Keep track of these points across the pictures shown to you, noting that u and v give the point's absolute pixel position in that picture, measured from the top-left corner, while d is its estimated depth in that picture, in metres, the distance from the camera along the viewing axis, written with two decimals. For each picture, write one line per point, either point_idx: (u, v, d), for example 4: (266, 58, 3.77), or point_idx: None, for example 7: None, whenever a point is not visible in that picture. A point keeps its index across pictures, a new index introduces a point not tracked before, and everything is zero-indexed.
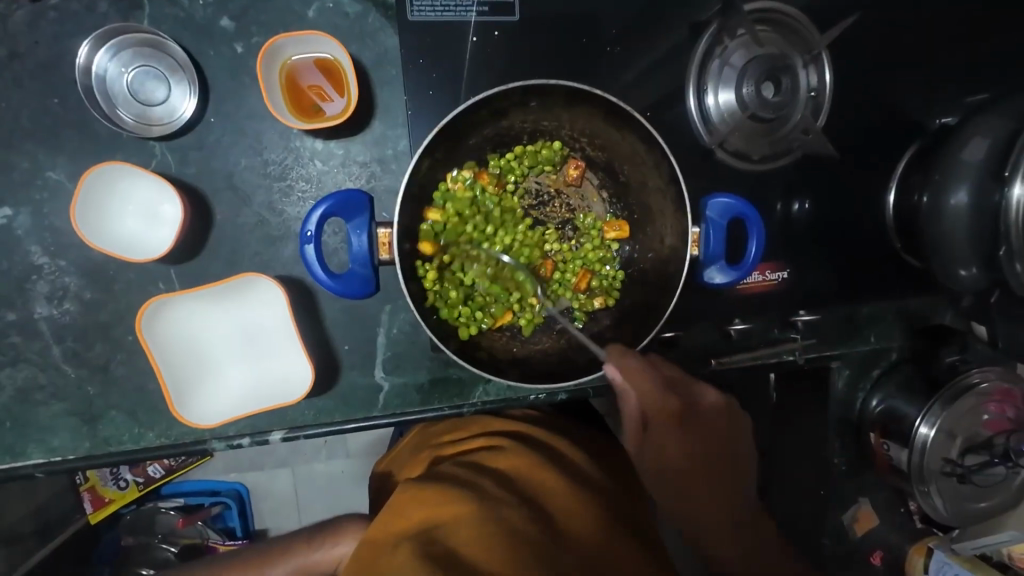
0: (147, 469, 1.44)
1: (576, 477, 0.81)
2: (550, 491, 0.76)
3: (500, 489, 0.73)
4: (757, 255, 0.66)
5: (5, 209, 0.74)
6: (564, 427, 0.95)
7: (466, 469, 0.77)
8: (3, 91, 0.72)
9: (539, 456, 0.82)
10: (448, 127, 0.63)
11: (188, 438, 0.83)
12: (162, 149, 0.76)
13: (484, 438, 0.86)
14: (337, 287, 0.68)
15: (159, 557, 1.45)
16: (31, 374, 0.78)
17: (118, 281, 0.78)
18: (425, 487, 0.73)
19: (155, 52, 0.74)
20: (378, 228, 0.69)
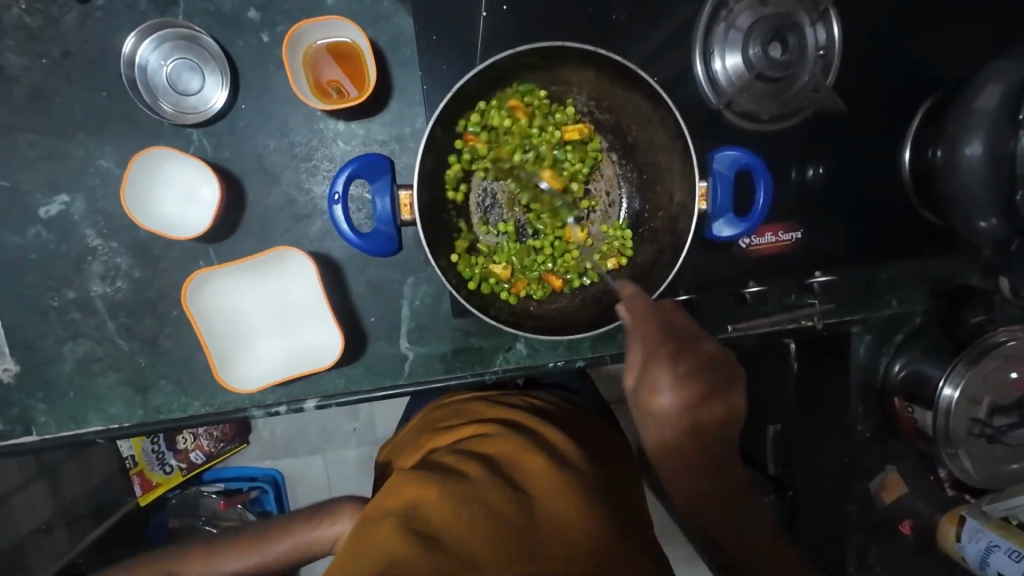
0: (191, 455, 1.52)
1: (575, 459, 0.74)
2: (543, 474, 0.69)
3: (485, 472, 0.69)
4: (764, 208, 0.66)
5: (63, 196, 0.81)
6: (571, 421, 0.88)
7: (455, 454, 0.73)
8: (57, 87, 0.79)
9: (533, 441, 0.76)
10: (460, 94, 0.66)
11: (229, 406, 0.89)
12: (198, 135, 0.82)
13: (476, 424, 0.81)
14: (364, 245, 0.71)
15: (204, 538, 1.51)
16: (89, 348, 0.86)
17: (163, 260, 0.84)
18: (412, 472, 0.70)
19: (189, 44, 0.79)
20: (398, 190, 0.73)
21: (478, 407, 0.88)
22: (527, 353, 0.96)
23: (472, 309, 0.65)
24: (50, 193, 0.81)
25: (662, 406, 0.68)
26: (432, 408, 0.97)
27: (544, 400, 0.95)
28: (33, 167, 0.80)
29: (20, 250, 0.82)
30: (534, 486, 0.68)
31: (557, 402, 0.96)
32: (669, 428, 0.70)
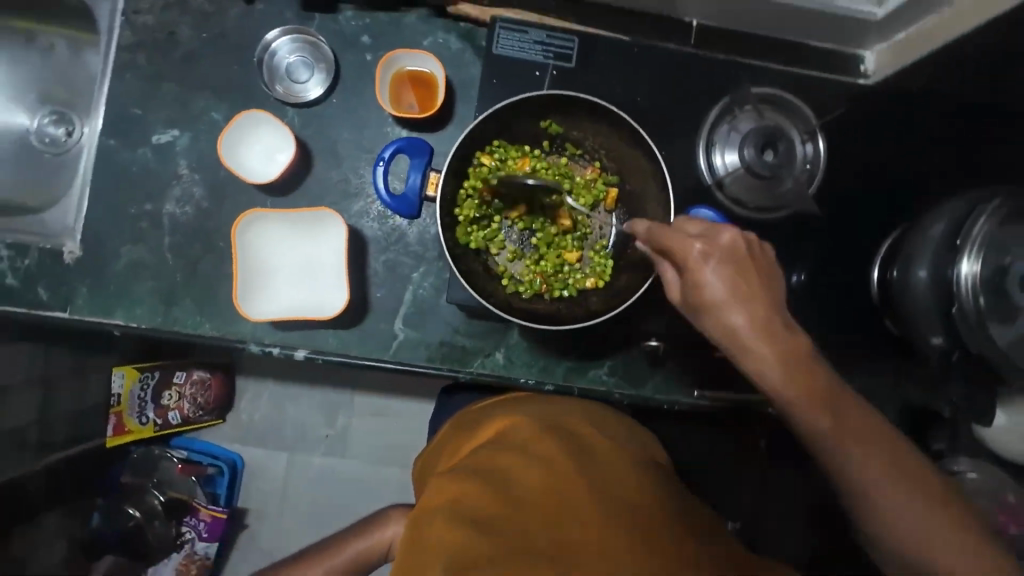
0: (169, 413, 1.63)
1: (606, 455, 0.77)
2: (572, 454, 0.74)
3: (520, 463, 0.72)
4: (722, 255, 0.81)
5: (175, 131, 1.01)
6: (587, 410, 0.91)
7: (483, 450, 0.75)
8: (204, 54, 1.02)
9: (556, 430, 0.78)
10: (489, 118, 0.78)
11: (233, 335, 1.00)
12: (293, 114, 1.02)
13: (504, 418, 0.84)
14: (392, 204, 0.86)
15: (148, 503, 1.61)
16: (142, 254, 1.00)
17: (229, 200, 1.01)
18: (450, 472, 0.71)
19: (312, 50, 1.02)
20: (430, 171, 0.89)
21: (510, 405, 0.91)
22: (503, 364, 1.04)
23: (466, 287, 0.73)
24: (166, 127, 1.01)
25: (699, 274, 0.62)
26: (464, 412, 0.97)
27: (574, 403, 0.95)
28: (163, 105, 1.01)
29: (126, 162, 1.01)
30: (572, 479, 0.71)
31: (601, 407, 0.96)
32: (782, 369, 0.60)
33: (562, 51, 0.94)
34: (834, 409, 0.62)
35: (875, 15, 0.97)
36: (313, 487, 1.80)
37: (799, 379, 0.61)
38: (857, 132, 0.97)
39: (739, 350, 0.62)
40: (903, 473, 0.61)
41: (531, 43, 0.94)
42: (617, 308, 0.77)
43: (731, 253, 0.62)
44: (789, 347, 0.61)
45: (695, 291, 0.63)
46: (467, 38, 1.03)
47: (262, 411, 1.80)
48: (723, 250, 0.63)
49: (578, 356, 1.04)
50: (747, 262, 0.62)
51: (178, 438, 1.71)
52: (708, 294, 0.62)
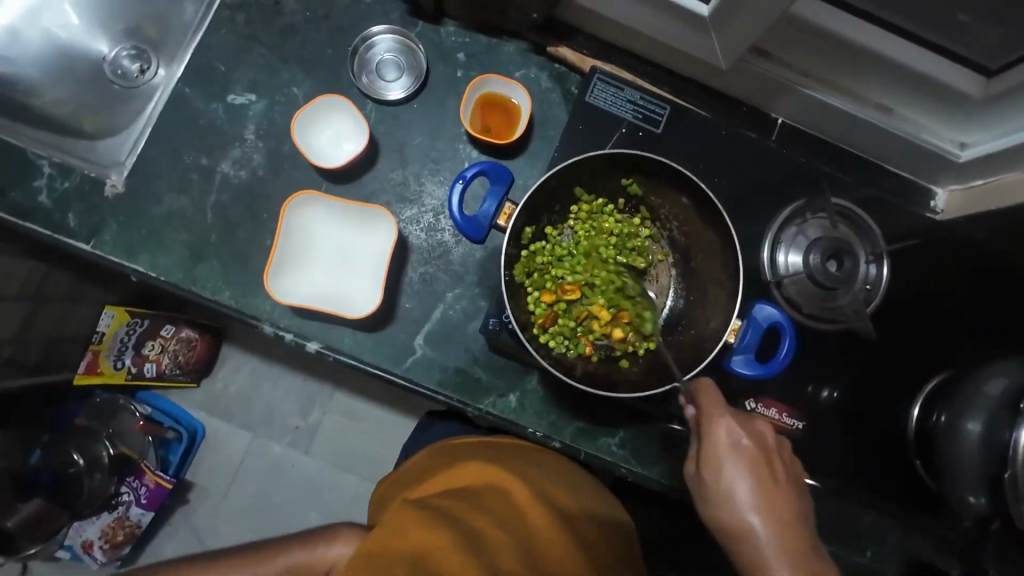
0: (145, 364, 1.52)
1: (572, 525, 0.84)
2: (540, 525, 0.80)
3: (489, 519, 0.78)
4: (786, 358, 0.76)
5: (252, 95, 1.00)
6: (570, 473, 0.96)
7: (462, 499, 0.82)
8: (303, 30, 1.02)
9: (535, 495, 0.85)
10: (572, 166, 0.77)
11: (250, 310, 0.95)
12: (372, 108, 1.02)
13: (485, 469, 0.88)
14: (460, 224, 0.82)
15: (95, 452, 1.54)
16: (183, 205, 0.97)
17: (286, 175, 0.99)
18: (424, 510, 0.78)
19: (408, 53, 1.03)
20: (506, 201, 0.85)
21: (496, 449, 0.95)
22: (513, 408, 0.99)
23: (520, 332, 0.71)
24: (245, 89, 1.01)
25: (721, 446, 0.70)
26: (444, 443, 0.99)
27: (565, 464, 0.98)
28: (248, 68, 1.01)
29: (195, 113, 1.00)
30: (536, 546, 0.78)
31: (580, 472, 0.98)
32: (751, 494, 0.69)
33: (653, 116, 0.96)
34: (810, 571, 0.64)
35: (958, 157, 0.95)
36: (267, 476, 1.70)
37: (772, 528, 0.67)
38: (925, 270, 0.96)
39: (735, 529, 0.68)
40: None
41: (623, 102, 0.96)
42: (664, 387, 0.77)
43: (743, 449, 0.70)
44: (776, 480, 0.70)
45: (718, 473, 0.70)
46: (559, 79, 1.03)
47: (238, 385, 1.72)
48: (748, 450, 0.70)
49: (593, 419, 0.99)
50: (760, 445, 0.71)
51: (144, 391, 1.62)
52: (720, 453, 0.70)
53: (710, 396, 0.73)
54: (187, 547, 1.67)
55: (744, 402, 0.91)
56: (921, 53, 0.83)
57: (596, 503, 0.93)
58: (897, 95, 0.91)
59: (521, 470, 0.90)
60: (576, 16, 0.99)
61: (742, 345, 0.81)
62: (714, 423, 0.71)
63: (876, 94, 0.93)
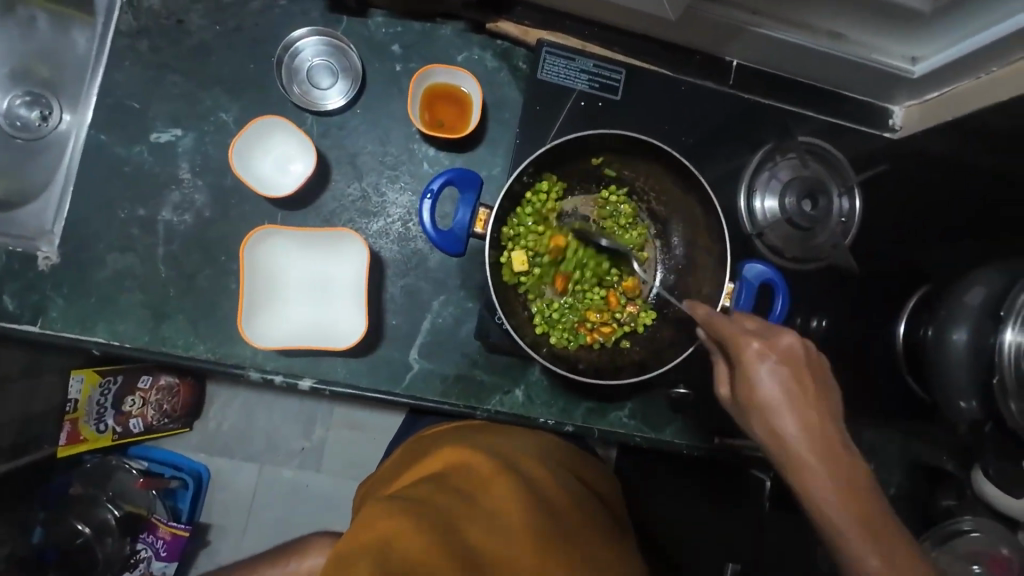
0: (129, 421, 1.48)
1: (552, 497, 0.75)
2: (517, 504, 0.69)
3: (459, 505, 0.68)
4: (782, 314, 0.77)
5: (178, 130, 0.92)
6: (552, 453, 0.87)
7: (432, 486, 0.71)
8: (217, 47, 0.93)
9: (508, 468, 0.75)
10: (543, 157, 0.76)
11: (231, 360, 0.90)
12: (312, 121, 0.94)
13: (455, 450, 0.79)
14: (436, 240, 0.77)
15: (99, 516, 1.47)
16: (131, 263, 0.90)
17: (235, 210, 0.92)
18: (387, 502, 0.67)
19: (338, 54, 0.95)
20: (481, 206, 0.80)
21: (468, 433, 0.87)
22: (522, 402, 0.98)
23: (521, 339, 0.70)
24: (168, 125, 0.91)
25: (756, 361, 0.65)
26: (417, 437, 0.93)
27: (549, 442, 0.92)
28: (166, 100, 0.92)
29: (118, 160, 0.90)
30: (511, 521, 0.67)
31: (564, 446, 0.92)
32: (791, 420, 0.63)
33: (609, 82, 0.92)
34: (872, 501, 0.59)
35: (912, 73, 0.95)
36: (283, 504, 1.66)
37: (813, 446, 0.61)
38: (894, 194, 0.98)
39: (784, 451, 0.63)
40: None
41: (576, 72, 0.91)
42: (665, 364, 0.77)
43: (796, 367, 0.65)
44: (821, 384, 0.65)
45: (753, 396, 0.66)
46: (505, 57, 0.98)
47: (232, 421, 1.66)
48: (782, 368, 0.65)
49: (601, 395, 0.99)
50: (802, 354, 0.65)
51: (136, 446, 1.56)
52: (768, 375, 0.64)
53: (726, 322, 0.68)
54: None
55: None
56: None
57: (578, 476, 0.86)
58: (849, 19, 0.86)
59: (494, 448, 0.80)
60: None
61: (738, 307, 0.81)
62: (741, 347, 0.66)
63: (827, 20, 0.88)
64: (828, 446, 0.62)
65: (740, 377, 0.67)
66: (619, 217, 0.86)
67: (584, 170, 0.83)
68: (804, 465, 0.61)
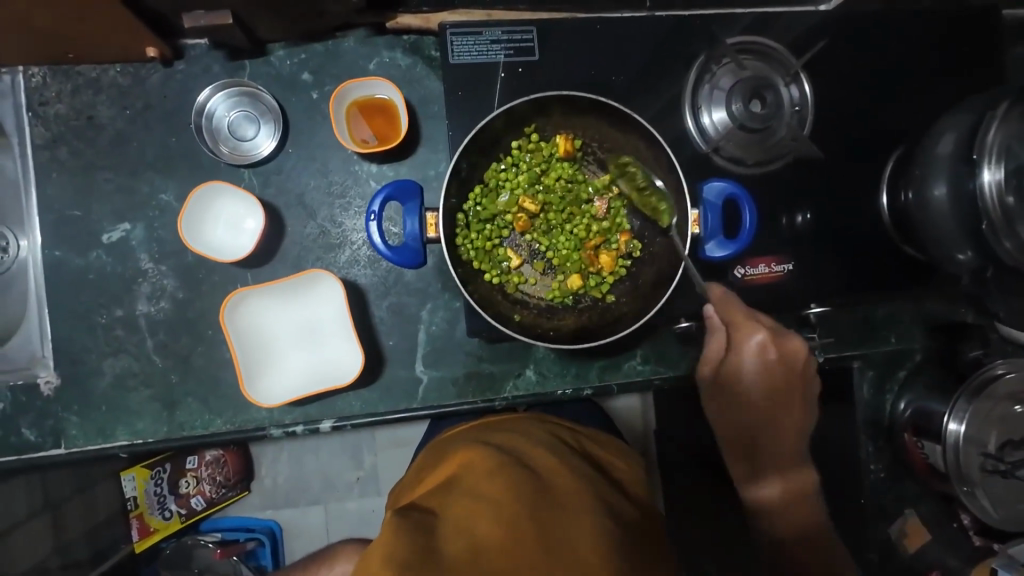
0: (191, 500, 1.54)
1: (555, 480, 0.77)
2: (517, 501, 0.70)
3: (462, 505, 0.71)
4: (752, 225, 0.76)
5: (126, 224, 0.92)
6: (558, 436, 0.90)
7: (442, 494, 0.75)
8: (134, 131, 0.92)
9: (512, 463, 0.77)
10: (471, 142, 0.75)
11: (250, 424, 0.92)
12: (249, 174, 0.93)
13: (461, 455, 0.81)
14: (391, 257, 0.78)
15: None
16: (127, 363, 0.91)
17: (205, 283, 0.92)
18: (398, 518, 0.69)
19: (250, 100, 0.93)
20: (426, 211, 0.81)
21: (476, 431, 0.90)
22: (536, 380, 0.99)
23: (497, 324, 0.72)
24: (115, 222, 0.91)
25: (750, 343, 0.89)
26: (433, 444, 0.96)
27: (558, 424, 0.95)
28: (105, 199, 0.91)
29: (81, 270, 0.91)
30: (515, 507, 0.70)
31: (576, 430, 0.96)
32: (756, 380, 0.91)
33: (523, 44, 0.89)
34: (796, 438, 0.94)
35: None
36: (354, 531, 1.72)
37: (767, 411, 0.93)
38: (841, 66, 0.95)
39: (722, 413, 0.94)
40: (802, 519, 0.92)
41: (487, 44, 0.88)
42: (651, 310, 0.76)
43: (765, 361, 0.89)
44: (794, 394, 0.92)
45: (723, 380, 0.92)
46: (415, 51, 0.95)
47: (284, 473, 1.71)
48: (772, 360, 0.90)
49: (609, 352, 1.00)
50: (772, 360, 0.89)
51: (206, 522, 1.63)
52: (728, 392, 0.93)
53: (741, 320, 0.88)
54: None
55: (733, 270, 0.93)
56: None
57: (579, 452, 0.88)
58: None
59: (501, 445, 0.83)
60: None
61: (708, 230, 0.81)
62: (744, 340, 0.88)
63: None
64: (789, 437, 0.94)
65: (729, 362, 0.91)
66: (570, 175, 0.84)
67: (517, 140, 0.81)
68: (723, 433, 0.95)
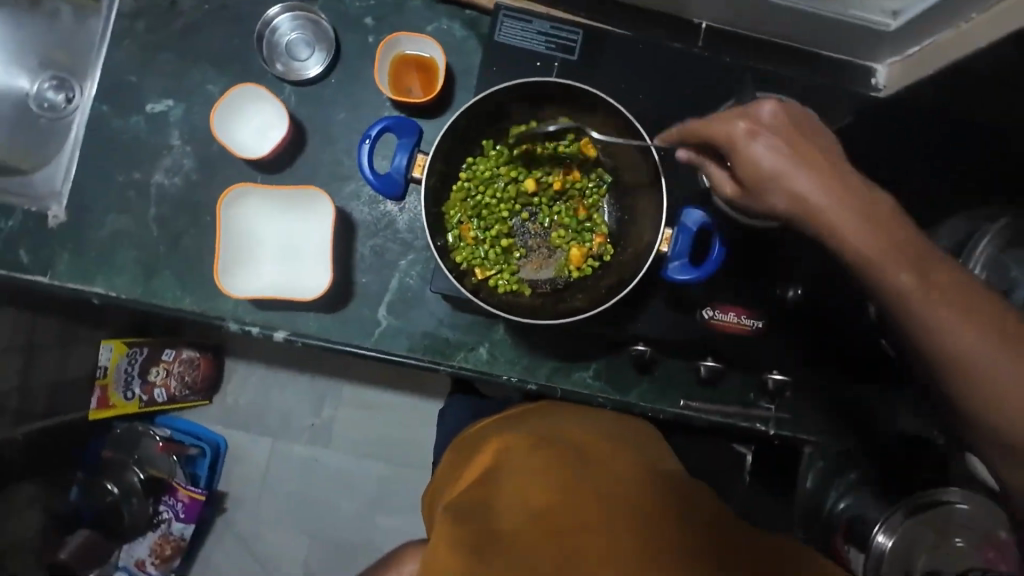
0: (155, 390, 1.49)
1: (596, 451, 0.81)
2: (568, 476, 0.75)
3: (514, 489, 0.74)
4: (717, 259, 0.80)
5: (170, 102, 1.00)
6: (591, 414, 0.92)
7: (487, 475, 0.78)
8: (205, 25, 1.01)
9: (554, 440, 0.81)
10: (471, 109, 0.80)
11: (213, 311, 0.98)
12: (289, 90, 1.00)
13: (500, 441, 0.84)
14: (374, 183, 0.85)
15: (128, 480, 1.47)
16: (128, 222, 0.99)
17: (219, 174, 0.99)
18: (454, 508, 0.73)
19: (314, 26, 1.01)
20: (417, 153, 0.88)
21: (511, 416, 0.92)
22: (486, 359, 1.00)
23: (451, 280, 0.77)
24: (161, 96, 1.00)
25: (750, 146, 0.61)
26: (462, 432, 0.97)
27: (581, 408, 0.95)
28: (159, 75, 1.00)
29: (118, 129, 0.99)
30: (569, 486, 0.74)
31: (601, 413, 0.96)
32: (767, 147, 0.61)
33: (566, 43, 0.94)
34: (886, 207, 0.57)
35: (890, 27, 0.91)
36: (296, 478, 1.62)
37: (834, 194, 0.57)
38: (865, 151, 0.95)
39: (815, 220, 0.59)
40: (982, 315, 0.53)
41: (534, 34, 0.93)
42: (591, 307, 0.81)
43: (770, 171, 0.60)
44: (812, 144, 0.60)
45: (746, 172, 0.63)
46: (471, 26, 1.01)
47: (249, 396, 1.63)
48: (773, 142, 0.61)
49: (564, 355, 1.00)
50: (774, 118, 0.62)
51: (164, 417, 1.58)
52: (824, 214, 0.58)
53: (699, 127, 0.67)
54: (233, 548, 1.60)
55: (703, 310, 0.93)
56: None
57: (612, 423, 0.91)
58: None
59: (538, 424, 0.87)
60: None
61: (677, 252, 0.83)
62: (726, 129, 0.63)
63: None
64: (857, 239, 0.56)
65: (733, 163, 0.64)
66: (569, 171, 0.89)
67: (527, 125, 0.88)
68: (811, 204, 0.58)
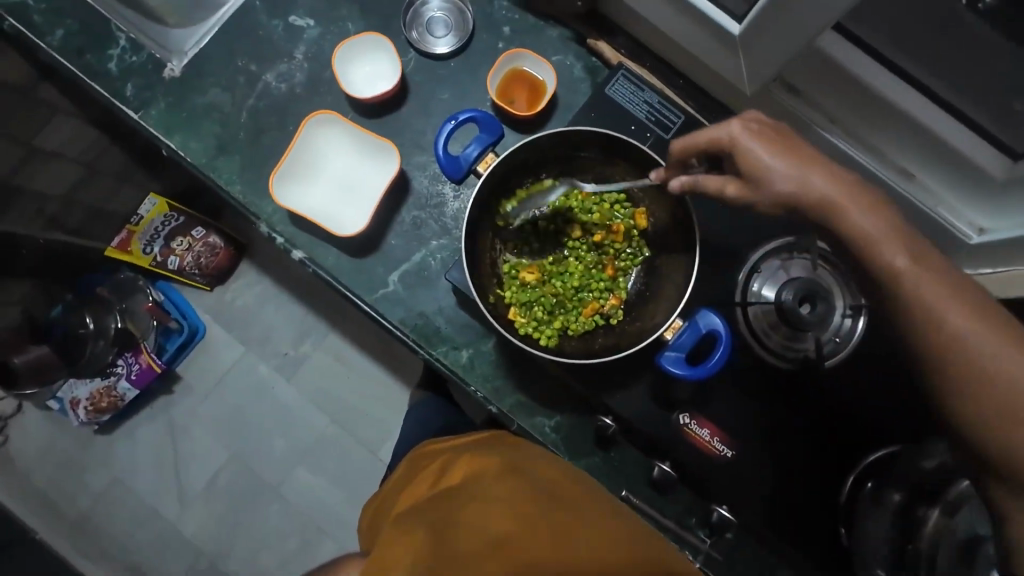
0: (171, 257, 1.52)
1: (555, 483, 0.79)
2: (518, 502, 0.74)
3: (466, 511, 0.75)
4: (713, 365, 0.81)
5: (311, 22, 1.10)
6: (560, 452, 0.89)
7: (445, 498, 0.79)
8: None
9: (514, 467, 0.80)
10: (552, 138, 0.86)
11: (253, 207, 1.04)
12: (412, 56, 1.08)
13: (463, 465, 0.85)
14: (442, 161, 0.92)
15: (107, 323, 1.54)
16: (225, 101, 1.07)
17: (319, 97, 1.07)
18: (407, 529, 0.76)
19: (459, 12, 1.09)
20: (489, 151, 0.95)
21: (476, 438, 0.93)
22: (464, 363, 1.01)
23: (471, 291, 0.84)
24: (306, 14, 1.10)
25: (751, 146, 0.67)
26: (426, 446, 1.01)
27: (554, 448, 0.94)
28: None
29: (259, 24, 1.09)
30: (517, 511, 0.73)
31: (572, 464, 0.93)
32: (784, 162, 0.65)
33: (666, 121, 0.99)
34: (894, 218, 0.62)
35: (971, 240, 0.88)
36: (247, 394, 1.63)
37: (842, 190, 0.63)
38: None
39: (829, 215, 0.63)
40: (988, 316, 0.57)
41: (640, 100, 0.99)
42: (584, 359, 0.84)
43: (768, 142, 0.66)
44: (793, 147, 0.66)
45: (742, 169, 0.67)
46: (591, 71, 1.07)
47: (243, 300, 1.65)
48: (765, 138, 0.67)
49: (535, 395, 0.99)
50: (766, 129, 0.68)
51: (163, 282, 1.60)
52: (803, 170, 0.64)
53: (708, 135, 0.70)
54: (158, 428, 1.63)
55: (680, 414, 0.92)
56: (945, 117, 0.77)
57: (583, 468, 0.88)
58: (918, 157, 0.84)
59: (502, 450, 0.86)
60: (619, 14, 1.02)
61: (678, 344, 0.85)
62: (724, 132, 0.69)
63: (900, 156, 0.87)
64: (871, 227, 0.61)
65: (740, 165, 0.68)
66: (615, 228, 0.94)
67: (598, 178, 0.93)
68: (828, 209, 0.63)
